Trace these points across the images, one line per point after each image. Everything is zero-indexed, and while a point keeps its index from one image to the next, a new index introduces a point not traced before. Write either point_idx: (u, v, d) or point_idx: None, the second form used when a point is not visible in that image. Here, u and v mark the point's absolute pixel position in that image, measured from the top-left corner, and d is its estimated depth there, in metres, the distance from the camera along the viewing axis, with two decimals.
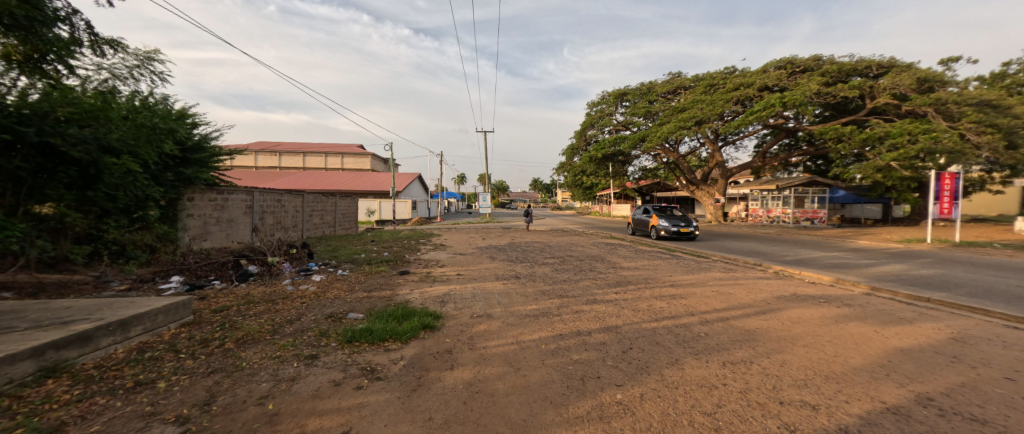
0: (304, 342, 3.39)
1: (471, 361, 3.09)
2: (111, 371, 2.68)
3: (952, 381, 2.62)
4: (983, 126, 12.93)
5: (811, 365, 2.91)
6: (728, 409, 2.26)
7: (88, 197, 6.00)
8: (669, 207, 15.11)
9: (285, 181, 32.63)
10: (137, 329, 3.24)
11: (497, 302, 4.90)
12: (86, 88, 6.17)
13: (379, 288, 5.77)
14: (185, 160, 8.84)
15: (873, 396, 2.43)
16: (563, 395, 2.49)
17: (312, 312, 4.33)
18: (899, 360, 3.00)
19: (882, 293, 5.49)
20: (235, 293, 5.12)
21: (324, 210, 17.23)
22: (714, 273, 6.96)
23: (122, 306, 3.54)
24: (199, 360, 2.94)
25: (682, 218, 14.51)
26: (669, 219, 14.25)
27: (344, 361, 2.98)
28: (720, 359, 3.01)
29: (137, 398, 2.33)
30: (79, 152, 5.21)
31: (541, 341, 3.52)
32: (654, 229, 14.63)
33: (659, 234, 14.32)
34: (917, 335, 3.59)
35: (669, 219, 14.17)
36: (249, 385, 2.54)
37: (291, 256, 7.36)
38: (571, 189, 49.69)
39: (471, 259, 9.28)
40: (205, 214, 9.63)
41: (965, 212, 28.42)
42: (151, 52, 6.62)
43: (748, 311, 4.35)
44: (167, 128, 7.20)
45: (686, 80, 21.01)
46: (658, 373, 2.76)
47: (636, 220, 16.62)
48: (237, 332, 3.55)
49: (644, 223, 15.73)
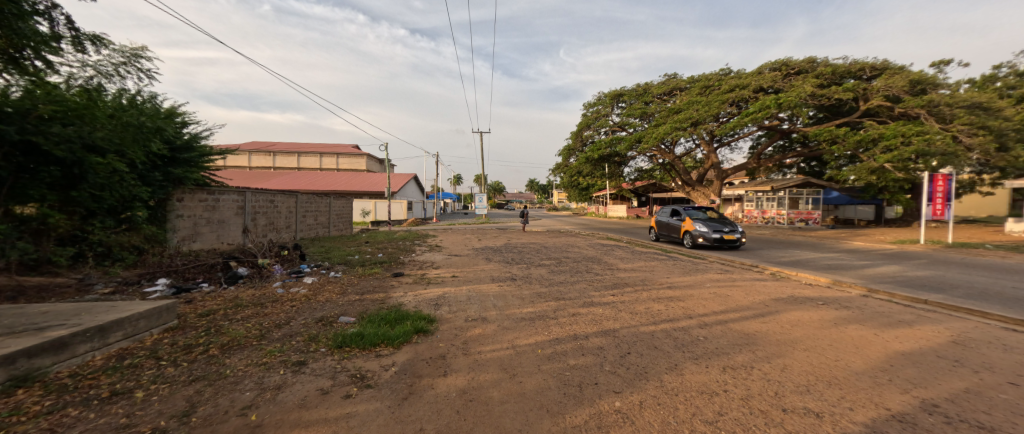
0: (292, 348, 3.28)
1: (465, 367, 2.99)
2: (87, 380, 2.56)
3: (955, 386, 2.57)
4: (975, 128, 13.04)
5: (813, 369, 2.85)
6: (730, 417, 2.19)
7: (72, 197, 5.83)
8: (704, 207, 12.25)
9: (279, 181, 32.33)
10: (117, 335, 3.13)
11: (492, 305, 4.81)
12: (71, 85, 6.03)
13: (372, 290, 5.66)
14: (175, 160, 8.65)
15: (877, 402, 2.37)
16: (559, 403, 2.40)
17: (302, 316, 4.22)
18: (901, 364, 2.95)
19: (879, 294, 5.45)
20: (223, 296, 4.99)
21: (318, 210, 17.04)
22: (711, 275, 6.91)
23: (102, 310, 3.41)
24: (181, 367, 2.82)
25: (723, 221, 11.58)
26: (709, 223, 11.30)
27: (333, 368, 2.88)
28: (719, 364, 2.94)
29: (112, 409, 2.22)
30: (64, 152, 5.00)
31: (537, 346, 3.43)
32: (688, 234, 11.69)
33: (696, 242, 11.34)
34: (917, 337, 3.54)
35: (708, 223, 11.24)
36: (232, 394, 2.43)
37: (283, 258, 7.22)
38: (567, 190, 49.69)
39: (466, 260, 9.17)
40: (195, 214, 9.46)
41: (956, 213, 28.70)
42: (137, 49, 6.47)
43: (747, 314, 4.29)
44: (154, 126, 7.02)
45: (681, 82, 21.07)
46: (657, 380, 2.68)
47: (660, 223, 13.70)
48: (223, 337, 3.44)
49: (672, 227, 12.80)
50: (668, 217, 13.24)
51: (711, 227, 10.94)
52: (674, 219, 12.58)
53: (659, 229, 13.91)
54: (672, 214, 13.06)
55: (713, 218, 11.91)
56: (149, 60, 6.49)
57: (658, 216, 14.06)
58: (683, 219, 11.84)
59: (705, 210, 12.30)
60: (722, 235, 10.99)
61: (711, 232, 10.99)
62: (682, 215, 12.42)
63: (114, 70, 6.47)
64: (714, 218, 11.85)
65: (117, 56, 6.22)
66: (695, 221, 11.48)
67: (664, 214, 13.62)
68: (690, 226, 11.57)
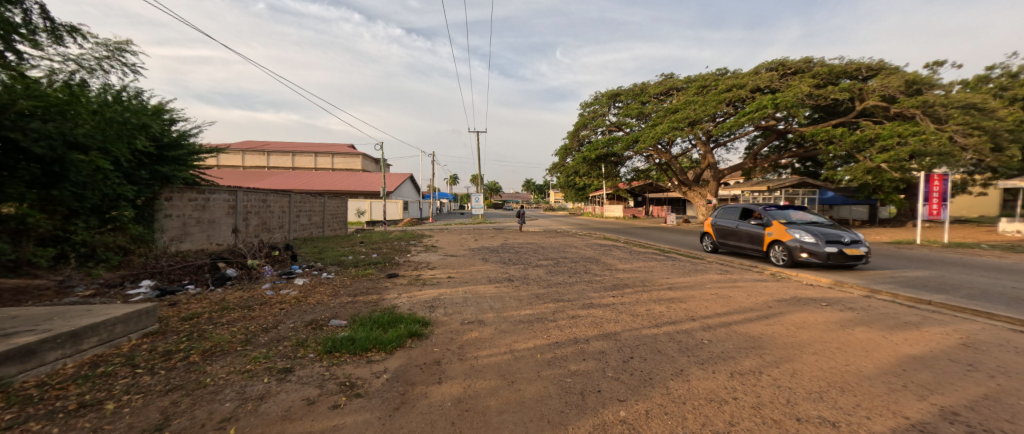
0: (278, 354, 3.11)
1: (461, 373, 2.85)
2: (54, 391, 2.39)
3: (974, 392, 2.45)
4: (970, 128, 12.99)
5: (824, 374, 2.73)
6: (743, 428, 2.06)
7: (53, 196, 5.59)
8: (793, 208, 8.61)
9: (273, 181, 31.96)
10: (91, 340, 2.95)
11: (489, 307, 4.65)
12: (52, 80, 5.82)
13: (365, 292, 5.49)
14: (162, 158, 8.42)
15: (895, 410, 2.25)
16: (561, 413, 2.26)
17: (291, 319, 4.05)
18: (914, 368, 2.83)
19: (882, 295, 5.35)
20: (210, 298, 4.81)
21: (312, 210, 16.81)
22: (711, 275, 6.80)
23: (76, 315, 3.23)
24: (158, 376, 2.65)
25: (835, 228, 7.82)
26: (816, 230, 7.57)
27: (321, 375, 2.72)
28: (727, 369, 2.81)
29: (79, 423, 2.05)
30: (42, 148, 4.79)
31: (536, 351, 3.29)
32: (780, 247, 7.99)
33: (795, 259, 7.65)
34: (927, 340, 3.43)
35: (814, 231, 7.54)
36: (211, 406, 2.27)
37: (274, 258, 7.03)
38: (563, 190, 49.61)
39: (462, 261, 9.00)
40: (184, 214, 9.23)
41: (949, 214, 28.86)
42: (121, 43, 6.26)
43: (750, 316, 4.17)
44: (140, 123, 6.80)
45: (678, 81, 21.06)
46: (663, 387, 2.56)
47: (720, 229, 10.09)
48: (205, 343, 3.27)
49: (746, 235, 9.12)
50: (737, 222, 9.54)
51: (823, 237, 7.25)
52: (749, 224, 8.90)
53: (718, 236, 10.22)
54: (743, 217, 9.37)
55: (813, 222, 8.20)
56: (134, 54, 6.28)
57: (716, 220, 10.37)
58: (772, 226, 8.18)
59: (795, 212, 8.66)
60: (840, 248, 7.24)
61: (822, 243, 7.28)
62: (763, 220, 8.72)
63: (97, 65, 6.26)
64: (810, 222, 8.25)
65: (102, 51, 6.02)
66: (789, 227, 7.83)
67: (728, 217, 9.93)
68: (783, 234, 7.89)
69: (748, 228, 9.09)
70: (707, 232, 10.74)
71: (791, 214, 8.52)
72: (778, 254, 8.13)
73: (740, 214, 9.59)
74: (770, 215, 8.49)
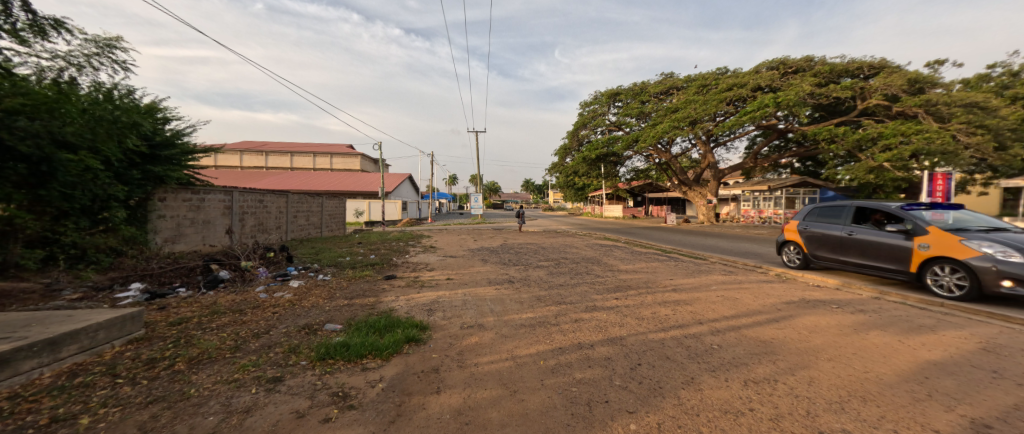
0: (268, 361, 2.96)
1: (461, 382, 2.70)
2: (26, 404, 2.23)
3: (1003, 402, 2.31)
4: (973, 127, 12.89)
5: (842, 382, 2.59)
6: None
7: (40, 197, 5.43)
8: (950, 206, 5.49)
9: (270, 181, 31.76)
10: (71, 348, 2.80)
11: (490, 310, 4.51)
12: (40, 77, 5.66)
13: (361, 294, 5.33)
14: (155, 157, 8.25)
15: (922, 423, 2.11)
16: (567, 426, 2.11)
17: (284, 324, 3.89)
18: (937, 374, 2.69)
19: (892, 296, 5.22)
20: (200, 302, 4.65)
21: (310, 211, 16.65)
22: (715, 277, 6.67)
23: (56, 321, 3.07)
24: (139, 387, 2.50)
25: None
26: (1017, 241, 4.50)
27: (312, 385, 2.57)
28: (740, 377, 2.67)
29: None
30: (30, 148, 4.62)
31: (539, 357, 3.15)
32: (950, 270, 4.87)
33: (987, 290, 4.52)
34: (946, 344, 3.29)
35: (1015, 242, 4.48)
36: (193, 420, 2.12)
37: (269, 260, 6.87)
38: (563, 190, 49.48)
39: (461, 262, 8.86)
40: (178, 215, 9.07)
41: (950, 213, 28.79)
42: (110, 39, 6.10)
43: (759, 319, 4.03)
44: (130, 121, 6.64)
45: (678, 80, 20.95)
46: (674, 397, 2.41)
47: (814, 237, 6.92)
48: (192, 350, 3.11)
49: (874, 247, 5.88)
50: (850, 226, 6.32)
51: None
52: (879, 230, 5.75)
53: (811, 247, 7.03)
54: (860, 220, 6.22)
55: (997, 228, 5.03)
56: (125, 51, 6.14)
57: (805, 224, 7.19)
58: (932, 234, 5.04)
59: (958, 212, 5.45)
60: None
61: None
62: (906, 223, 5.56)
63: (87, 62, 6.10)
64: (992, 228, 5.08)
65: (90, 47, 5.87)
66: (963, 238, 4.75)
67: (827, 219, 6.80)
68: (951, 247, 4.80)
69: (871, 236, 5.88)
70: (791, 240, 7.46)
71: (953, 217, 5.33)
72: (943, 279, 4.98)
73: (852, 213, 6.42)
74: (917, 216, 5.38)
